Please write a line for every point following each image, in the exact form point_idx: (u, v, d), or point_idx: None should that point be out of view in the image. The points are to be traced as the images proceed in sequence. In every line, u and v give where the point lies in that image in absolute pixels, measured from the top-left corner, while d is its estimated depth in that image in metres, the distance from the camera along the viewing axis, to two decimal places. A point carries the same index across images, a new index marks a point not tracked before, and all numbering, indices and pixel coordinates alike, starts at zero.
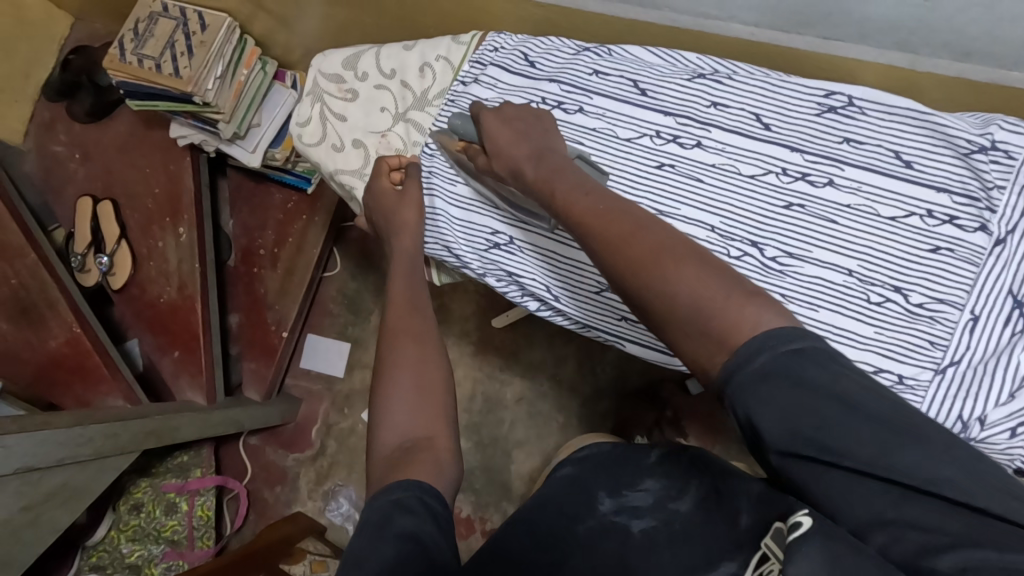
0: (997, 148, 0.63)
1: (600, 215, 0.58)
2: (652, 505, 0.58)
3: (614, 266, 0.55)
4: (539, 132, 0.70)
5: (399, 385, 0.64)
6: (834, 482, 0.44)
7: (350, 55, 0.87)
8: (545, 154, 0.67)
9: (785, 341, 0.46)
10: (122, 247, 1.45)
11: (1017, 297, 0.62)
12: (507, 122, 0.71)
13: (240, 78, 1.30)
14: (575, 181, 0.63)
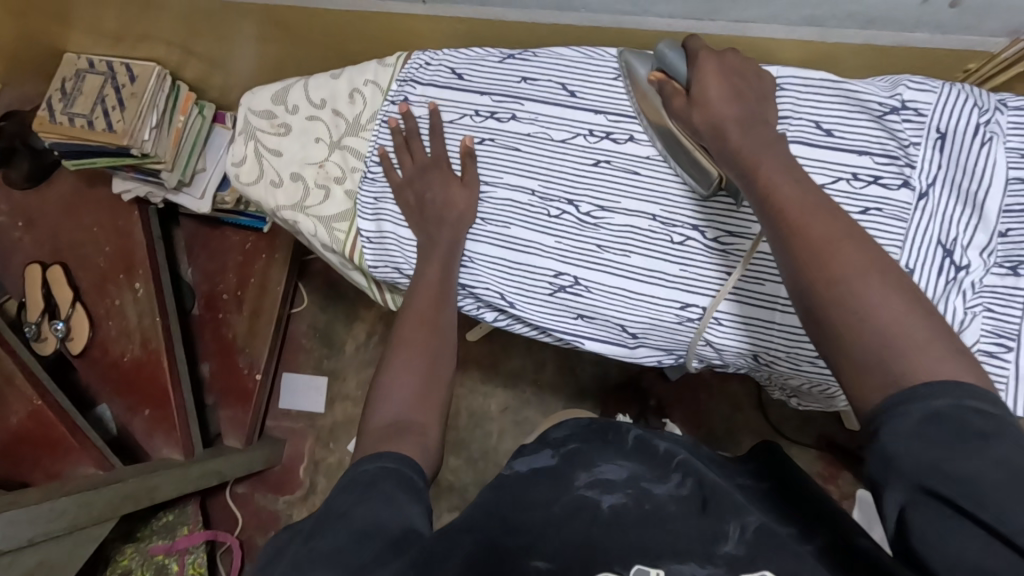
0: (907, 107, 0.66)
1: (817, 196, 0.52)
2: (626, 481, 0.57)
3: (826, 237, 0.49)
4: (755, 96, 0.61)
5: (410, 362, 0.66)
6: (964, 536, 0.37)
7: (278, 90, 0.87)
8: (748, 119, 0.59)
9: (942, 391, 0.40)
10: (78, 309, 1.42)
11: (946, 246, 0.64)
12: (727, 74, 0.62)
13: (178, 125, 1.29)
14: (782, 158, 0.55)
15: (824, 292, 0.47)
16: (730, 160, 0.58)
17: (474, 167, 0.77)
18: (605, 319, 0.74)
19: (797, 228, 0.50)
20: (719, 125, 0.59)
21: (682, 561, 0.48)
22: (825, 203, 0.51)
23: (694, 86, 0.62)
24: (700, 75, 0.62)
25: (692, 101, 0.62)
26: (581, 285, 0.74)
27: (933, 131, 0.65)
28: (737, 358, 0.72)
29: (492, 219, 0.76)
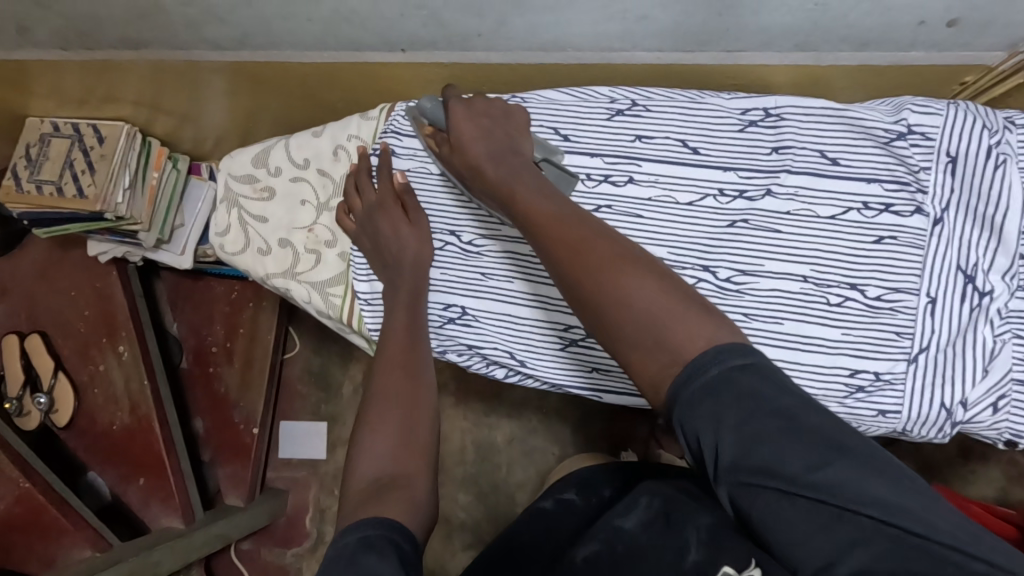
0: (914, 131, 0.64)
1: (567, 213, 0.57)
2: (599, 530, 0.63)
3: (575, 254, 0.54)
4: (507, 131, 0.68)
5: (385, 409, 0.62)
6: (768, 502, 0.40)
7: (258, 152, 0.83)
8: (502, 154, 0.66)
9: (721, 353, 0.45)
10: (61, 379, 1.35)
11: (967, 272, 0.62)
12: (477, 117, 0.68)
13: (152, 182, 1.22)
14: (534, 185, 0.61)
15: (591, 306, 0.52)
16: (500, 196, 0.63)
17: (415, 202, 0.75)
18: (621, 370, 0.71)
19: (556, 250, 0.55)
20: (480, 165, 0.65)
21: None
22: (574, 218, 0.57)
23: (454, 130, 0.68)
24: (454, 122, 0.68)
25: (455, 143, 0.68)
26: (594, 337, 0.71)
27: (943, 155, 0.63)
28: None
29: (495, 273, 0.73)
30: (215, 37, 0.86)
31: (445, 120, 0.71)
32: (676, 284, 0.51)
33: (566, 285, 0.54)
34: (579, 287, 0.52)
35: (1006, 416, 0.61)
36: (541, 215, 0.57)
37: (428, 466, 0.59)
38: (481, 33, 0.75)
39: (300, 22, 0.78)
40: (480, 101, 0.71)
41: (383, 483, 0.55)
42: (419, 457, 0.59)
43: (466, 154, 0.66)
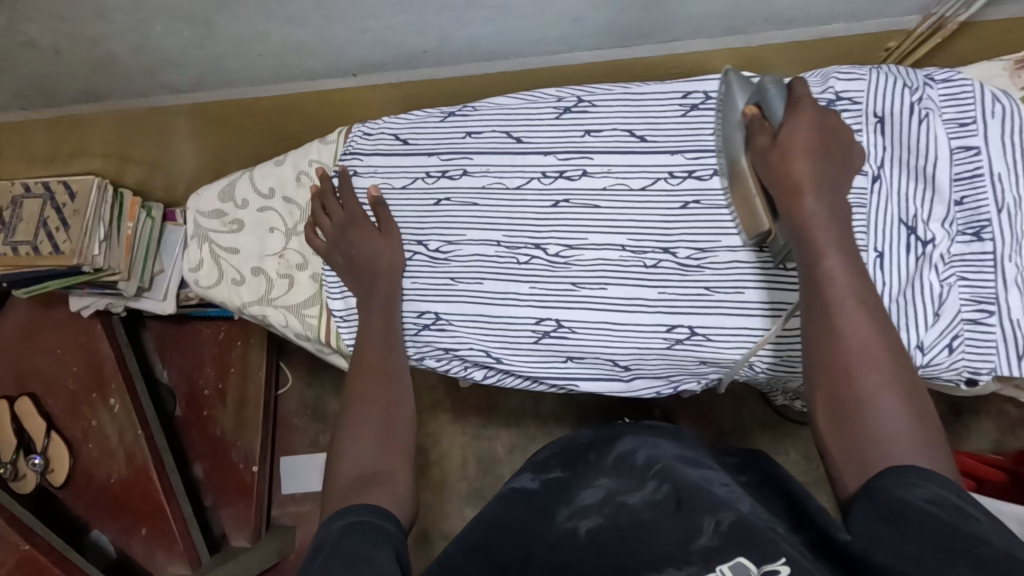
0: (842, 96, 0.65)
1: (867, 298, 0.55)
2: (602, 502, 0.64)
3: (856, 335, 0.53)
4: (837, 155, 0.59)
5: (362, 409, 0.65)
6: (905, 543, 0.43)
7: (224, 188, 0.85)
8: (830, 185, 0.58)
9: (947, 487, 0.45)
10: (54, 438, 1.35)
11: (908, 224, 0.63)
12: (818, 131, 0.59)
13: (127, 231, 1.22)
14: (842, 243, 0.56)
15: (841, 381, 0.53)
16: (793, 229, 0.58)
17: (388, 215, 0.77)
18: (594, 356, 0.72)
19: (840, 322, 0.54)
20: (800, 187, 0.57)
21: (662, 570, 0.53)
22: (869, 302, 0.54)
23: (787, 133, 0.59)
24: (790, 130, 0.59)
25: (778, 146, 0.59)
26: (565, 327, 0.72)
27: (871, 116, 0.64)
28: (732, 368, 0.70)
29: (463, 276, 0.75)
30: (172, 81, 0.89)
31: (779, 116, 0.62)
32: (931, 420, 0.51)
33: (828, 370, 0.54)
34: (847, 360, 0.53)
35: (962, 355, 0.61)
36: (848, 284, 0.55)
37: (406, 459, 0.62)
38: (426, 50, 0.78)
39: (252, 58, 0.81)
40: (822, 109, 0.61)
41: (368, 476, 0.59)
42: (399, 451, 0.63)
43: (789, 165, 0.57)
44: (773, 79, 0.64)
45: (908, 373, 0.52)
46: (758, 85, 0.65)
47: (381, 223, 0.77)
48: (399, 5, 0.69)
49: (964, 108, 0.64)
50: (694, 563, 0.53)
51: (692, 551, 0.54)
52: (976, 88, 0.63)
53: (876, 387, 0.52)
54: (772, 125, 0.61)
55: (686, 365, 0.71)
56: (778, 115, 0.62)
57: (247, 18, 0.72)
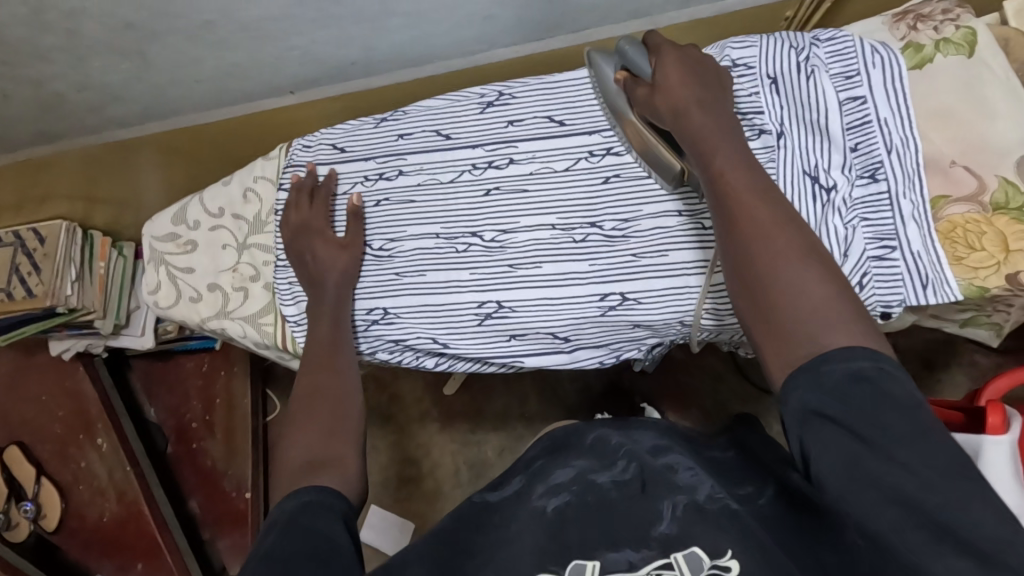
0: (739, 63, 0.70)
1: (771, 193, 0.56)
2: (572, 480, 0.61)
3: (763, 229, 0.54)
4: (714, 83, 0.63)
5: (314, 401, 0.67)
6: (825, 447, 0.43)
7: (176, 212, 0.89)
8: (711, 106, 0.61)
9: (866, 356, 0.45)
10: (44, 483, 1.37)
11: (812, 174, 0.67)
12: (689, 66, 0.63)
13: (99, 271, 1.16)
14: (731, 149, 0.58)
15: (755, 277, 0.52)
16: (689, 148, 0.61)
17: (356, 234, 0.79)
18: (536, 332, 0.75)
19: (745, 218, 0.54)
20: (685, 109, 0.61)
21: (617, 549, 0.53)
22: (772, 196, 0.56)
23: (659, 75, 0.63)
24: (659, 66, 0.63)
25: (654, 86, 0.64)
26: (506, 307, 0.75)
27: (766, 79, 0.70)
28: (666, 329, 0.74)
29: (408, 270, 0.79)
30: (120, 115, 0.93)
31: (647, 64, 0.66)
32: (851, 296, 0.50)
33: (742, 267, 0.54)
34: (758, 256, 0.53)
35: (871, 291, 0.66)
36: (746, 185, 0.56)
37: (354, 444, 0.64)
38: (354, 61, 0.83)
39: (191, 85, 0.86)
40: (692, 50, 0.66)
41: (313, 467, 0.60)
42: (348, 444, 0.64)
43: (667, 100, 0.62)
44: (628, 40, 0.69)
45: (819, 252, 0.52)
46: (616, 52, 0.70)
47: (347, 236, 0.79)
48: (319, 20, 0.74)
49: (848, 63, 0.69)
50: (652, 546, 0.52)
51: (653, 535, 0.53)
52: (856, 43, 0.69)
53: (787, 273, 0.51)
54: (644, 73, 0.66)
55: (622, 331, 0.74)
56: (644, 69, 0.66)
57: (179, 45, 0.77)
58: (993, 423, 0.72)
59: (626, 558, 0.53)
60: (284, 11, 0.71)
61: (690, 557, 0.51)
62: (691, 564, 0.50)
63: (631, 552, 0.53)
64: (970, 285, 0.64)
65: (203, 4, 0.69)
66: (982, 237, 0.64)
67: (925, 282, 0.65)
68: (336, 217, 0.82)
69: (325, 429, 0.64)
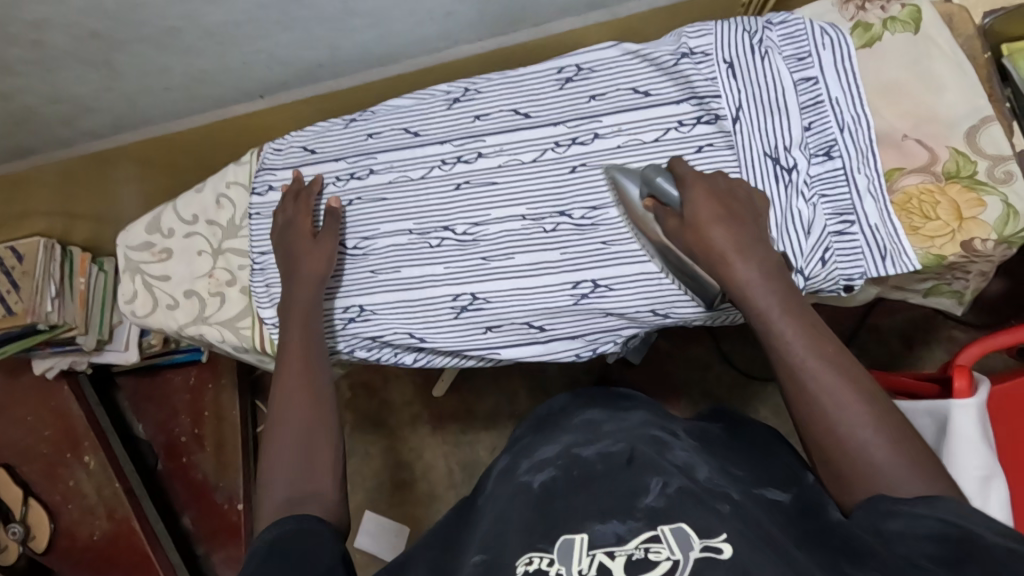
0: (695, 51, 0.74)
1: (820, 343, 0.57)
2: (557, 455, 0.62)
3: (821, 389, 0.54)
4: (749, 216, 0.64)
5: (289, 425, 0.64)
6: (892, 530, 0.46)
7: (150, 220, 0.89)
8: (748, 248, 0.62)
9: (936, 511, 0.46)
10: (33, 504, 1.35)
11: (773, 155, 0.70)
12: (720, 198, 0.65)
13: (81, 286, 1.14)
14: (777, 286, 0.60)
15: (829, 439, 0.53)
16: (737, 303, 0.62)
17: (333, 224, 0.78)
18: (511, 323, 0.76)
19: (807, 383, 0.55)
20: (724, 255, 0.62)
21: (605, 521, 0.51)
22: (819, 345, 0.57)
23: (691, 211, 0.64)
24: (693, 200, 0.65)
25: (687, 225, 0.65)
26: (481, 299, 0.76)
27: (722, 63, 0.73)
28: (639, 319, 0.74)
29: (383, 267, 0.79)
30: (90, 127, 0.94)
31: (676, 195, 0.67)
32: (915, 442, 0.52)
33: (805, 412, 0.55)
34: (824, 418, 0.54)
35: (835, 266, 0.68)
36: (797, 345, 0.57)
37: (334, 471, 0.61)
38: (321, 63, 0.85)
39: (160, 93, 0.87)
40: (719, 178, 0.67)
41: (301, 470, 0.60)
42: (329, 437, 0.64)
43: (704, 235, 0.63)
44: (652, 168, 0.69)
45: (874, 395, 0.54)
46: (642, 175, 0.70)
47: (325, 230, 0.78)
48: (283, 22, 0.75)
49: (800, 45, 0.72)
50: (637, 518, 0.50)
51: (638, 508, 0.51)
52: (807, 26, 0.72)
53: (853, 430, 0.52)
54: (674, 204, 0.67)
55: (596, 319, 0.75)
56: (673, 198, 0.67)
57: (146, 54, 0.78)
58: (960, 388, 0.77)
59: (613, 531, 0.50)
60: (247, 14, 0.73)
61: (677, 531, 0.48)
62: (680, 539, 0.47)
63: (619, 525, 0.50)
64: (927, 254, 0.68)
65: (166, 10, 0.70)
66: (936, 206, 0.68)
67: (884, 253, 0.68)
68: (319, 209, 0.82)
69: (307, 423, 0.64)
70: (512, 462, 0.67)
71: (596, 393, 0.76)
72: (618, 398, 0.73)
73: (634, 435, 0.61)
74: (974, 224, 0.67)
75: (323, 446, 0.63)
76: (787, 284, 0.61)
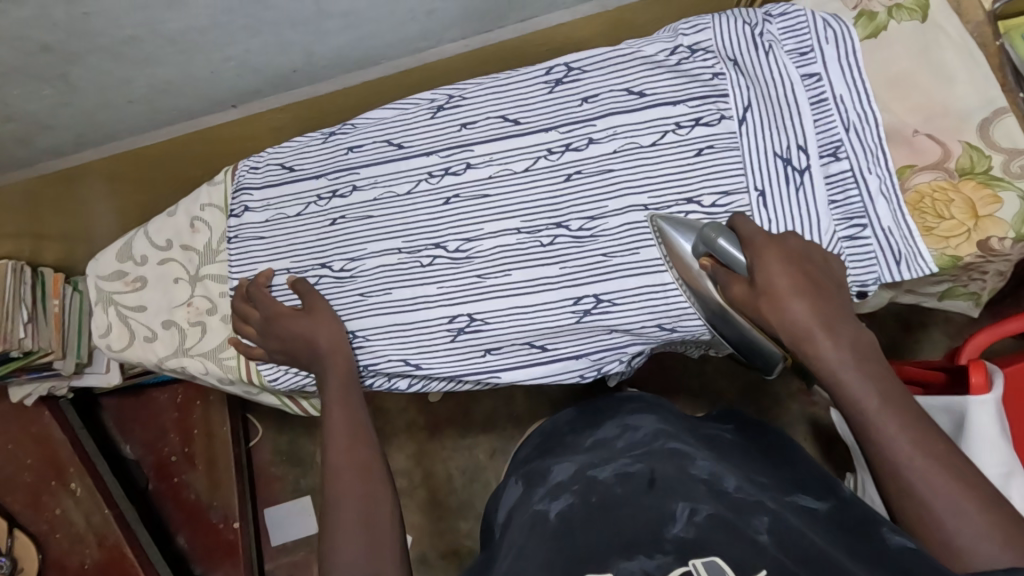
0: (696, 49, 0.70)
1: (906, 411, 0.53)
2: (572, 480, 0.59)
3: (913, 475, 0.51)
4: (824, 285, 0.58)
5: (346, 507, 0.64)
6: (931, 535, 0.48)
7: (121, 248, 0.84)
8: (831, 319, 0.56)
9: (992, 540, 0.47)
10: (17, 535, 1.26)
11: (783, 156, 0.66)
12: (795, 265, 0.58)
13: (55, 309, 1.08)
14: (862, 365, 0.55)
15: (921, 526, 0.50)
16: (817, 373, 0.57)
17: (310, 290, 0.75)
18: (511, 342, 0.72)
19: (893, 456, 0.52)
20: (808, 332, 0.56)
21: (631, 557, 0.48)
22: (908, 416, 0.53)
23: (764, 278, 0.58)
24: (766, 259, 0.58)
25: (757, 293, 0.58)
26: (478, 320, 0.72)
27: (728, 61, 0.69)
28: (645, 334, 0.71)
29: (372, 290, 0.75)
30: (51, 145, 0.88)
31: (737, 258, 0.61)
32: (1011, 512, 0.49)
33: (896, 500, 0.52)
34: (917, 495, 0.51)
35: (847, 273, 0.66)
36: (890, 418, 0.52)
37: (396, 551, 0.62)
38: (296, 68, 0.80)
39: (122, 106, 0.81)
40: (788, 240, 0.61)
41: (366, 538, 0.62)
42: (383, 507, 0.65)
43: (783, 314, 0.56)
44: (712, 227, 0.63)
45: (971, 481, 0.50)
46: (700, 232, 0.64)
47: (305, 298, 0.75)
48: (252, 27, 0.70)
49: (802, 39, 0.68)
50: (667, 552, 0.48)
51: (665, 538, 0.49)
52: (809, 17, 0.68)
53: (943, 503, 0.49)
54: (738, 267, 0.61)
55: (598, 337, 0.71)
56: (739, 261, 0.61)
57: (103, 65, 0.72)
58: (977, 383, 0.73)
59: (640, 567, 0.47)
60: (212, 18, 0.67)
61: (709, 565, 0.46)
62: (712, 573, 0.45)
63: (647, 561, 0.47)
64: (942, 255, 0.65)
65: (122, 17, 0.65)
66: (950, 205, 0.65)
67: (899, 257, 0.65)
68: (278, 293, 0.78)
69: (366, 490, 0.65)
70: (525, 489, 0.63)
71: (601, 405, 0.74)
72: (622, 402, 0.72)
73: (653, 455, 0.59)
74: (991, 222, 0.64)
75: (385, 512, 0.65)
76: (877, 358, 0.56)
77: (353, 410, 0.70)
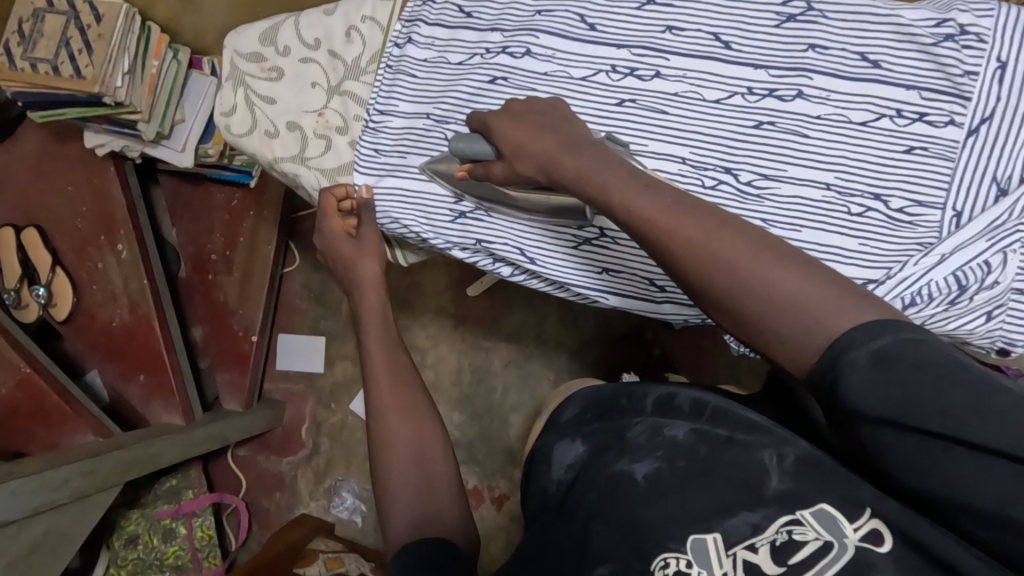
0: (967, 32, 0.61)
1: (657, 193, 0.49)
2: (650, 439, 0.56)
3: (688, 263, 0.46)
4: (561, 121, 0.59)
5: (399, 452, 0.62)
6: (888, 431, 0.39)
7: (266, 30, 0.79)
8: (576, 142, 0.56)
9: (882, 328, 0.39)
10: (59, 273, 1.29)
11: (1001, 183, 0.61)
12: (520, 119, 0.60)
13: (152, 70, 1.04)
14: (621, 171, 0.52)
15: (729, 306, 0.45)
16: (577, 194, 0.54)
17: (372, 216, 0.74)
18: (631, 271, 0.70)
19: (668, 251, 0.47)
20: (554, 158, 0.56)
21: (732, 513, 0.48)
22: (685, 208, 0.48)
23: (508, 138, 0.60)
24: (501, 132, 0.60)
25: (511, 158, 0.60)
26: (609, 237, 0.69)
27: (993, 61, 0.60)
28: None
29: None
30: None
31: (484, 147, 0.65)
32: (790, 247, 0.46)
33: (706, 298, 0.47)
34: (712, 286, 0.46)
35: (1000, 324, 0.61)
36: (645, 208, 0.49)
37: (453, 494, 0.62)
38: None
39: None
40: (516, 105, 0.63)
41: (421, 480, 0.61)
42: (434, 443, 0.64)
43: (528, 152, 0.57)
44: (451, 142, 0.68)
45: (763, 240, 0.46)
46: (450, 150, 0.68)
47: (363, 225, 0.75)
48: None
49: None
50: (770, 505, 0.47)
51: (767, 495, 0.48)
52: None
53: (755, 280, 0.44)
54: (489, 154, 0.65)
55: None
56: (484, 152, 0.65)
57: None
58: None
59: (745, 522, 0.47)
60: None
61: (819, 514, 0.45)
62: (827, 526, 0.45)
63: (751, 514, 0.47)
64: None
65: None
66: None
67: None
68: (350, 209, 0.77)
69: (414, 433, 0.63)
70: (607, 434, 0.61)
71: None
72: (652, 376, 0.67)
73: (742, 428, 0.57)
74: None
75: (439, 456, 0.63)
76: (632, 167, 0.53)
77: (388, 343, 0.69)
